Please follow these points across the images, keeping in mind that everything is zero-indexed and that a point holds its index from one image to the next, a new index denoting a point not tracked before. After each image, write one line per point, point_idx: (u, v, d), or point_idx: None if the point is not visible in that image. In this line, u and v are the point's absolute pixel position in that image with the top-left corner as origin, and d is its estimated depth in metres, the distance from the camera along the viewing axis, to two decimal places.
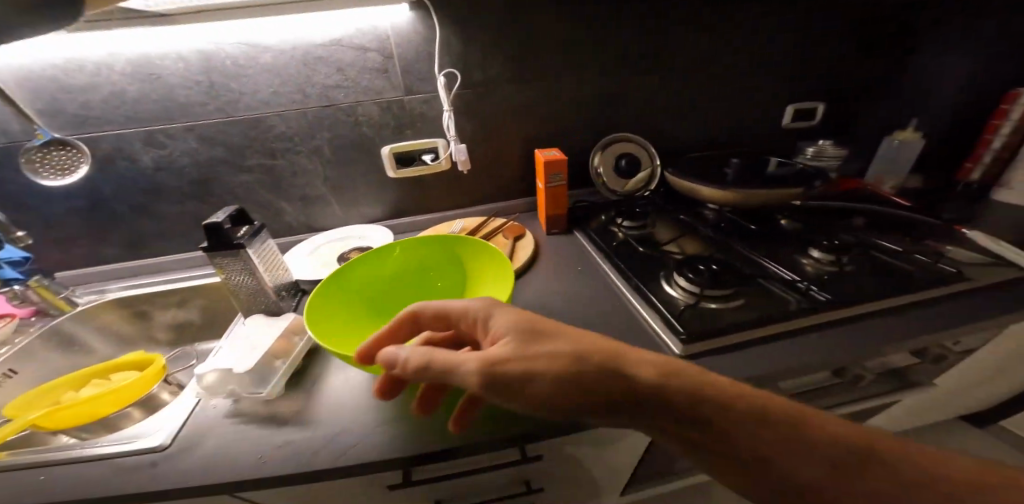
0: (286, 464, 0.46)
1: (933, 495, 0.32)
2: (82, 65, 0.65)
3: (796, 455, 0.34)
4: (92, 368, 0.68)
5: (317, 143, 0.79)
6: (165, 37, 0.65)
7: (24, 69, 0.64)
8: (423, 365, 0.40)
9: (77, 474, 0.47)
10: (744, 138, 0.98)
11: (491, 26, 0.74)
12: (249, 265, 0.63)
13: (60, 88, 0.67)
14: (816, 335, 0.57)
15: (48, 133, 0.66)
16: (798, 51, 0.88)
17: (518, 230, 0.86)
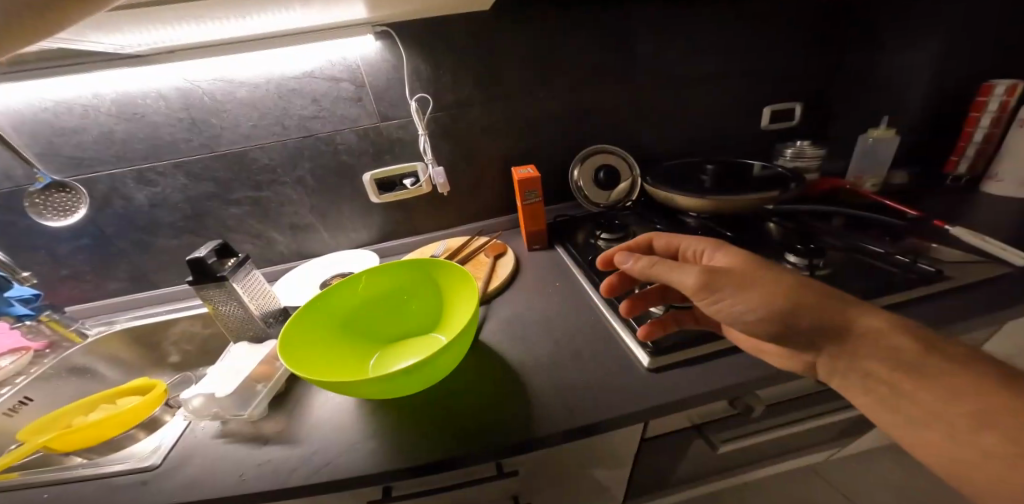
0: (267, 482, 0.47)
1: (1005, 442, 0.38)
2: (72, 109, 0.68)
3: (912, 377, 0.43)
4: (107, 391, 0.68)
5: (300, 173, 0.82)
6: (146, 78, 0.68)
7: (20, 114, 0.67)
8: (650, 268, 0.51)
9: (73, 490, 0.48)
10: (722, 143, 0.98)
11: (459, 51, 0.77)
12: (237, 297, 0.64)
13: (54, 131, 0.70)
14: None
15: (49, 177, 0.71)
16: (767, 56, 0.88)
17: (500, 248, 0.87)
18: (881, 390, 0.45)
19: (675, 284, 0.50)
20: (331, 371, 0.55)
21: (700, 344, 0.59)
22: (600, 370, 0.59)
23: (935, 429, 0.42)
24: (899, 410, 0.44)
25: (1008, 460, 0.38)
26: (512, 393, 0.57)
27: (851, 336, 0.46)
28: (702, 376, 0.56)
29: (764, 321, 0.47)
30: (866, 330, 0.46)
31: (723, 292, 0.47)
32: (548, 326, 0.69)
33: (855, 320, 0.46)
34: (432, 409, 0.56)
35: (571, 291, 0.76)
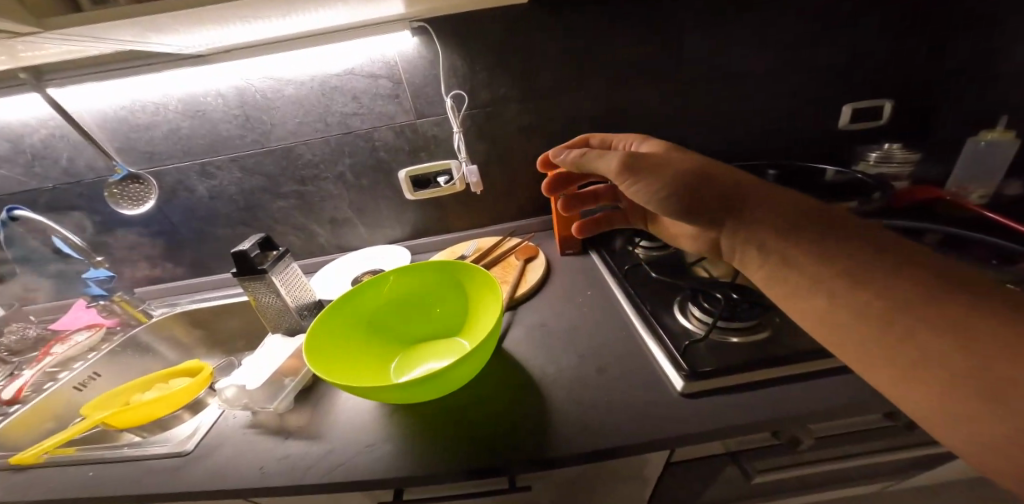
0: (289, 477, 0.48)
1: (900, 314, 0.32)
2: (145, 107, 0.73)
3: (820, 250, 0.38)
4: (160, 373, 0.74)
5: (340, 170, 0.83)
6: (205, 75, 0.71)
7: (103, 112, 0.73)
8: (575, 159, 0.50)
9: (114, 473, 0.53)
10: (787, 144, 0.87)
11: (497, 46, 0.73)
12: (274, 289, 0.65)
13: (130, 127, 0.75)
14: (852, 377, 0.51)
15: (125, 168, 0.77)
16: (849, 44, 0.77)
17: (531, 250, 0.84)
18: (774, 261, 0.40)
19: (599, 170, 0.48)
20: (353, 372, 0.55)
21: (749, 372, 0.53)
22: (634, 391, 0.54)
23: (819, 293, 0.36)
24: (790, 279, 0.39)
25: (894, 331, 0.32)
26: (532, 407, 0.54)
27: (744, 205, 0.43)
28: (752, 407, 0.50)
29: (676, 196, 0.43)
30: (762, 201, 0.43)
31: (642, 172, 0.44)
32: (576, 337, 0.65)
33: (754, 196, 0.43)
34: (453, 416, 0.54)
35: (604, 301, 0.72)
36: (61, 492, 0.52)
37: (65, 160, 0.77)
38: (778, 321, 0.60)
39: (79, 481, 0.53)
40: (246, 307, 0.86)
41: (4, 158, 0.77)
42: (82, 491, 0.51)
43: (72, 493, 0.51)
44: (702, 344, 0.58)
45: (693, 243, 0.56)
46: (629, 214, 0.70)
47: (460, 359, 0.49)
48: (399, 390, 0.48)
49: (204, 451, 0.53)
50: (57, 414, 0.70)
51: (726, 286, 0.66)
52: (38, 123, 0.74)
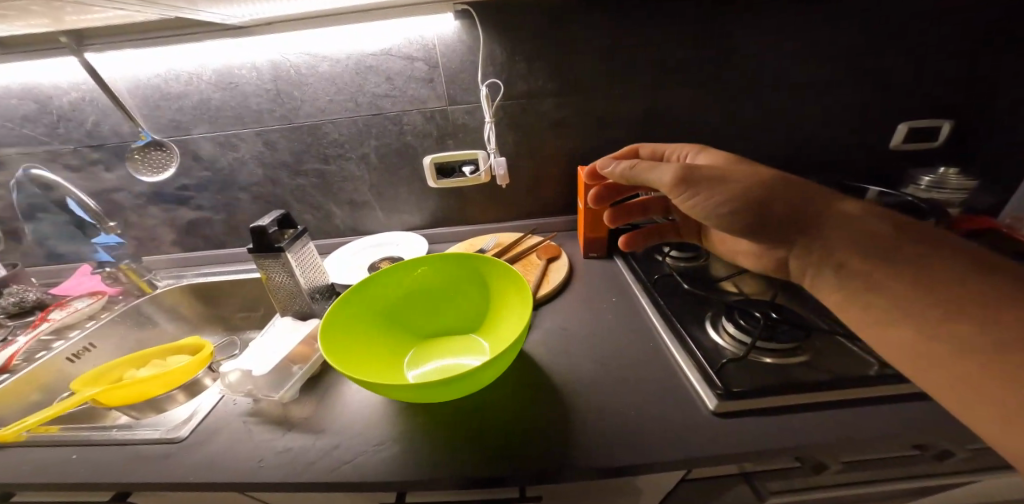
0: (291, 471, 0.45)
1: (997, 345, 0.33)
2: (178, 76, 0.71)
3: (904, 275, 0.38)
4: (156, 348, 0.71)
5: (364, 151, 0.81)
6: (242, 47, 0.69)
7: (136, 78, 0.72)
8: (628, 171, 0.49)
9: (99, 459, 0.48)
10: (826, 162, 0.85)
11: (539, 37, 0.71)
12: (290, 270, 0.62)
13: (161, 95, 0.73)
14: (897, 407, 0.48)
15: (150, 134, 0.75)
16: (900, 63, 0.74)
17: (554, 250, 0.80)
18: (854, 285, 0.41)
19: (653, 183, 0.46)
20: (367, 368, 0.52)
21: (791, 396, 0.49)
22: (664, 407, 0.51)
23: (905, 321, 0.37)
24: (872, 304, 0.39)
25: (989, 362, 0.33)
26: (553, 416, 0.51)
27: (815, 223, 0.43)
28: (788, 432, 0.46)
29: (743, 214, 0.43)
30: (834, 219, 0.43)
31: (702, 187, 0.43)
32: (599, 345, 0.62)
33: (826, 214, 0.43)
34: (470, 419, 0.51)
35: (628, 309, 0.68)
36: (39, 474, 0.47)
37: (91, 123, 0.75)
38: (817, 345, 0.57)
39: (62, 463, 0.48)
40: (255, 284, 0.84)
41: (28, 117, 0.75)
42: (62, 480, 0.46)
43: (52, 481, 0.46)
44: (738, 363, 0.54)
45: (754, 259, 0.55)
46: (682, 228, 0.68)
47: (492, 363, 0.45)
48: (423, 393, 0.45)
49: (198, 436, 0.50)
50: (46, 383, 0.66)
51: (765, 304, 0.62)
52: (70, 86, 0.72)
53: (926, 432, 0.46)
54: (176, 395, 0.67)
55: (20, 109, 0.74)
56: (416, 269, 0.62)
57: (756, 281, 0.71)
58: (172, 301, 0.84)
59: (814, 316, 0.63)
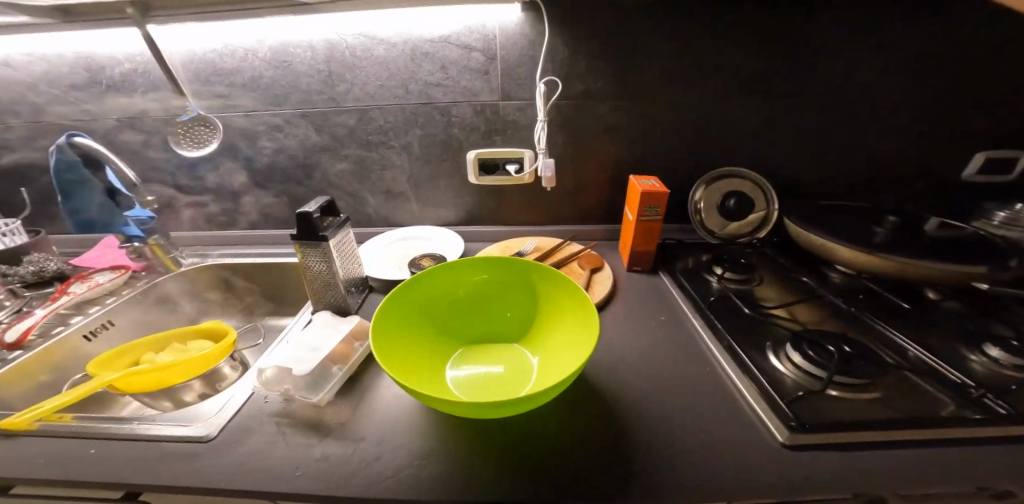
0: (336, 479, 0.42)
1: None
2: (234, 51, 0.69)
3: None
4: (174, 332, 0.68)
5: (408, 140, 0.77)
6: (301, 24, 0.66)
7: (192, 52, 0.69)
8: None
9: (119, 456, 0.44)
10: (884, 190, 0.81)
11: (607, 36, 0.68)
12: (331, 260, 0.59)
13: (214, 71, 0.71)
14: (982, 455, 0.45)
15: (196, 109, 0.72)
16: (977, 91, 0.71)
17: (597, 261, 0.77)
18: None
19: None
20: (415, 375, 0.48)
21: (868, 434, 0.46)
22: (728, 437, 0.48)
23: None
24: None
25: None
26: (611, 436, 0.48)
27: None
28: (869, 473, 0.43)
29: None
30: None
31: None
32: (653, 365, 0.58)
33: None
34: (524, 433, 0.48)
35: (680, 330, 0.65)
36: (55, 469, 0.43)
37: (139, 94, 0.73)
38: (889, 383, 0.54)
39: (77, 459, 0.44)
40: (282, 270, 0.81)
41: (76, 84, 0.73)
42: (76, 478, 0.42)
43: (67, 477, 0.42)
44: (809, 396, 0.51)
45: None
46: None
47: (562, 385, 0.41)
48: (484, 408, 0.42)
49: (228, 434, 0.46)
50: (55, 363, 0.62)
51: (832, 336, 0.59)
52: (125, 57, 0.70)
53: (1011, 484, 0.43)
54: (195, 383, 0.64)
55: (69, 77, 0.72)
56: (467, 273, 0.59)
57: (812, 310, 0.68)
58: (194, 281, 0.81)
59: (883, 349, 0.60)
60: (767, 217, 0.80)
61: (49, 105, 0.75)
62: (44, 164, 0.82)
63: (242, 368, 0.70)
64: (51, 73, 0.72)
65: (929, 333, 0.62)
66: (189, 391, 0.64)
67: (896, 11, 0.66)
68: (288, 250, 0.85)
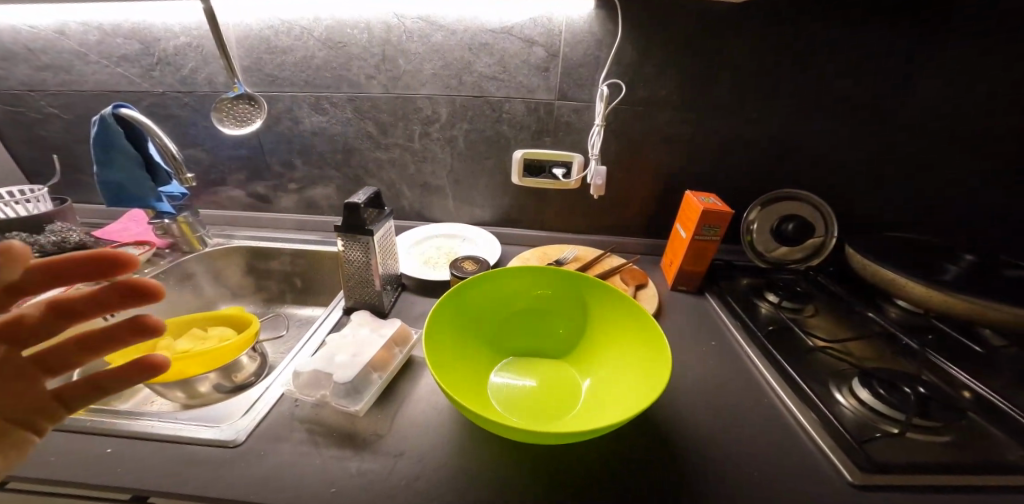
0: (377, 495, 0.39)
1: None
2: (290, 29, 0.66)
3: None
4: (193, 314, 0.63)
5: (453, 133, 0.74)
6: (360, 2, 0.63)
7: (249, 29, 0.66)
8: None
9: (140, 457, 0.41)
10: (943, 222, 0.78)
11: (679, 41, 0.65)
12: (372, 255, 0.56)
13: (267, 48, 0.68)
14: None
15: (243, 87, 0.69)
16: None
17: (641, 277, 0.72)
18: None
19: None
20: (462, 387, 0.45)
21: (939, 477, 0.44)
22: (795, 476, 0.44)
23: None
24: None
25: None
26: (665, 464, 0.45)
27: None
28: None
29: None
30: None
31: None
32: (706, 391, 0.54)
33: None
34: (572, 455, 0.45)
35: (732, 356, 0.61)
36: (65, 467, 0.40)
37: (188, 69, 0.71)
38: (965, 430, 0.50)
39: (92, 458, 0.40)
40: (310, 259, 0.77)
41: (127, 56, 0.70)
42: (92, 478, 0.39)
43: (82, 478, 0.39)
44: (881, 437, 0.47)
45: None
46: None
47: (634, 415, 0.38)
48: (545, 430, 0.38)
49: (258, 440, 0.43)
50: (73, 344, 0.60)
51: (899, 375, 0.55)
52: (181, 30, 0.67)
53: None
54: (212, 373, 0.57)
55: (121, 47, 0.70)
56: (522, 286, 0.57)
57: (869, 344, 0.63)
58: (218, 263, 0.78)
59: (952, 390, 0.56)
60: (823, 245, 0.76)
61: (92, 73, 0.73)
62: (82, 133, 0.80)
63: (260, 360, 0.64)
64: (105, 43, 0.70)
65: (1002, 381, 0.58)
66: (204, 381, 0.57)
67: (987, 37, 0.62)
68: (317, 238, 0.81)
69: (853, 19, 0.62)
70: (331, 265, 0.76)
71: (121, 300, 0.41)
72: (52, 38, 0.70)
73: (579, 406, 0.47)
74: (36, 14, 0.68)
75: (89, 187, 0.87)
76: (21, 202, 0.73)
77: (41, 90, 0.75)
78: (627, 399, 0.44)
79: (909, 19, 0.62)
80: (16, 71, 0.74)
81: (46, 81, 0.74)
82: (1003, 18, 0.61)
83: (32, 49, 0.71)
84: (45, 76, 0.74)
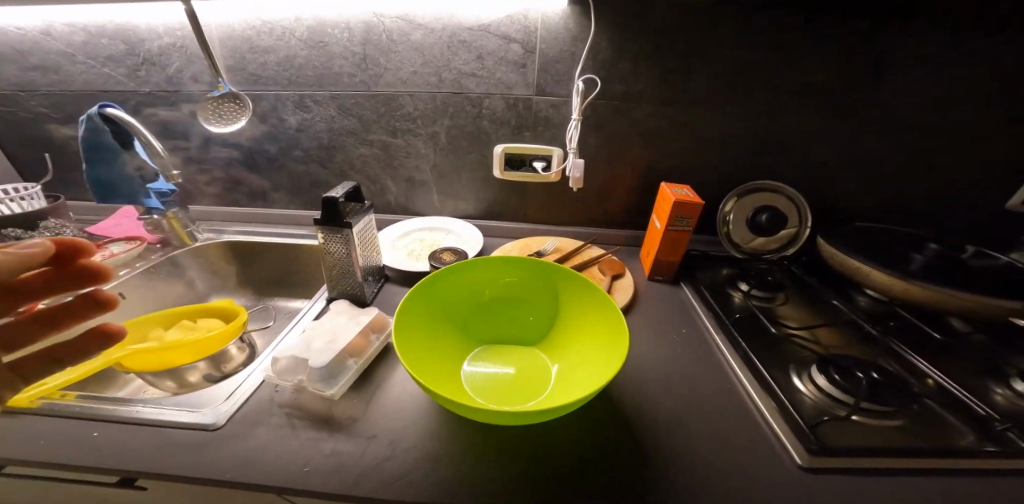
0: (349, 474, 0.41)
1: None
2: (272, 29, 0.67)
3: None
4: (182, 307, 0.66)
5: (436, 129, 0.76)
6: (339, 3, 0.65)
7: (231, 28, 0.68)
8: None
9: (124, 440, 0.43)
10: (922, 213, 0.80)
11: (653, 38, 0.66)
12: (351, 247, 0.58)
13: (250, 48, 0.69)
14: (997, 486, 0.45)
15: (227, 86, 0.70)
16: None
17: (618, 267, 0.75)
18: None
19: None
20: (432, 373, 0.48)
21: (885, 459, 0.46)
22: (749, 457, 0.47)
23: None
24: None
25: None
26: (627, 447, 0.47)
27: None
28: (883, 498, 0.44)
29: None
30: None
31: None
32: (670, 378, 0.57)
33: None
34: (543, 439, 0.47)
35: (699, 344, 0.63)
36: (60, 451, 0.42)
37: (174, 69, 0.72)
38: (915, 412, 0.53)
39: (80, 441, 0.43)
40: (298, 252, 0.79)
41: (113, 56, 0.72)
42: (81, 460, 0.41)
43: (71, 460, 0.41)
44: (833, 421, 0.50)
45: None
46: None
47: (589, 398, 0.40)
48: (504, 412, 0.41)
49: (236, 425, 0.45)
50: None
51: (856, 361, 0.57)
52: (165, 30, 0.69)
53: None
54: (201, 363, 0.62)
55: (107, 48, 0.71)
56: (495, 275, 0.59)
57: (834, 332, 0.65)
58: (208, 257, 0.80)
59: (908, 375, 0.58)
60: (796, 236, 0.78)
61: (80, 73, 0.74)
62: (72, 131, 0.81)
63: (248, 350, 0.68)
64: (90, 44, 0.71)
65: (955, 365, 0.61)
66: (193, 371, 0.62)
67: (955, 33, 0.64)
68: (307, 232, 0.83)
69: (823, 15, 0.63)
70: (318, 258, 0.78)
71: (77, 280, 0.49)
72: (39, 39, 0.72)
73: (547, 390, 0.50)
74: (23, 17, 0.69)
75: (82, 184, 0.89)
76: (16, 199, 0.75)
77: (30, 90, 0.77)
78: (587, 384, 0.46)
79: (878, 14, 0.63)
80: (5, 71, 0.76)
81: (35, 81, 0.76)
82: (970, 14, 0.62)
83: (20, 50, 0.73)
84: (33, 76, 0.75)
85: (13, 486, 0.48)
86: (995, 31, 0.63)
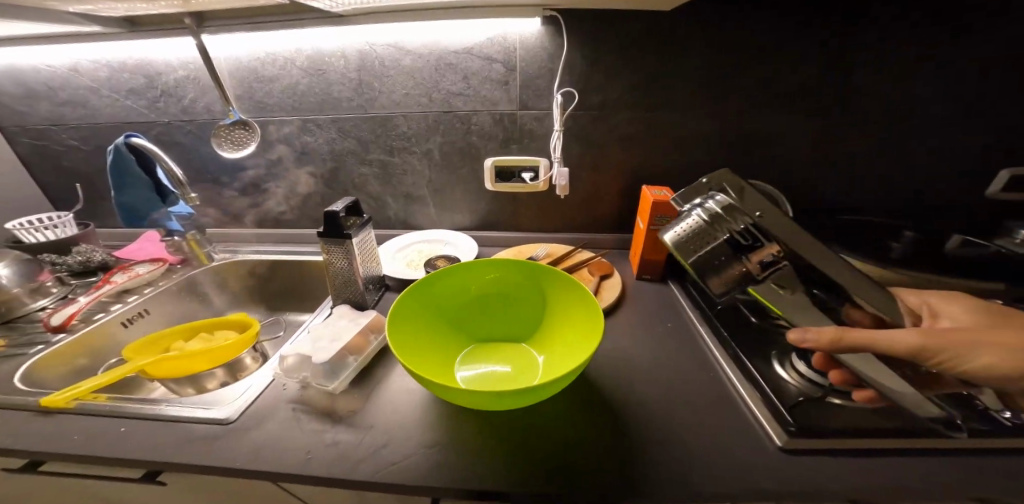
0: (348, 460, 0.45)
1: None
2: (276, 60, 0.74)
3: None
4: (199, 321, 0.71)
5: (429, 146, 0.81)
6: (336, 35, 0.72)
7: (239, 61, 0.75)
8: None
9: (146, 435, 0.47)
10: (902, 206, 0.82)
11: (624, 50, 0.71)
12: (350, 255, 0.63)
13: (256, 78, 0.77)
14: (976, 460, 0.46)
15: (238, 114, 0.78)
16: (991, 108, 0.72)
17: (606, 268, 0.78)
18: None
19: None
20: (426, 368, 0.51)
21: (866, 438, 0.47)
22: (731, 438, 0.49)
23: None
24: None
25: None
26: (612, 433, 0.50)
27: None
28: (860, 473, 0.45)
29: None
30: None
31: None
32: (656, 369, 0.59)
33: None
34: (532, 427, 0.50)
35: (685, 337, 0.66)
36: (88, 445, 0.47)
37: (189, 100, 0.80)
38: None
39: (108, 436, 0.47)
40: (305, 268, 0.85)
41: (135, 90, 0.80)
42: (108, 452, 0.46)
43: (99, 453, 0.46)
44: (813, 404, 0.52)
45: None
46: None
47: (564, 379, 0.43)
48: (489, 398, 0.44)
49: (247, 419, 0.49)
50: (92, 349, 0.67)
51: None
52: (180, 64, 0.77)
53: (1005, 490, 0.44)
54: (218, 371, 0.67)
55: (129, 82, 0.79)
56: (483, 276, 0.62)
57: None
58: (222, 275, 0.86)
59: None
60: None
61: (106, 107, 0.82)
62: (98, 161, 0.89)
63: (261, 359, 0.73)
64: (114, 80, 0.79)
65: None
66: (211, 379, 0.67)
67: (911, 30, 0.67)
68: (314, 249, 0.88)
69: (780, 21, 0.68)
70: (324, 272, 0.83)
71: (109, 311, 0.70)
72: (69, 77, 0.80)
73: (535, 381, 0.53)
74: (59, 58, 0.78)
75: (106, 210, 0.96)
76: (50, 227, 0.82)
77: (62, 124, 0.85)
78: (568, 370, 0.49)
79: (834, 17, 0.67)
80: (39, 107, 0.84)
81: (65, 116, 0.84)
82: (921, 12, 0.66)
83: (52, 87, 0.82)
84: (64, 111, 0.84)
85: (49, 484, 0.52)
86: (949, 26, 0.67)
